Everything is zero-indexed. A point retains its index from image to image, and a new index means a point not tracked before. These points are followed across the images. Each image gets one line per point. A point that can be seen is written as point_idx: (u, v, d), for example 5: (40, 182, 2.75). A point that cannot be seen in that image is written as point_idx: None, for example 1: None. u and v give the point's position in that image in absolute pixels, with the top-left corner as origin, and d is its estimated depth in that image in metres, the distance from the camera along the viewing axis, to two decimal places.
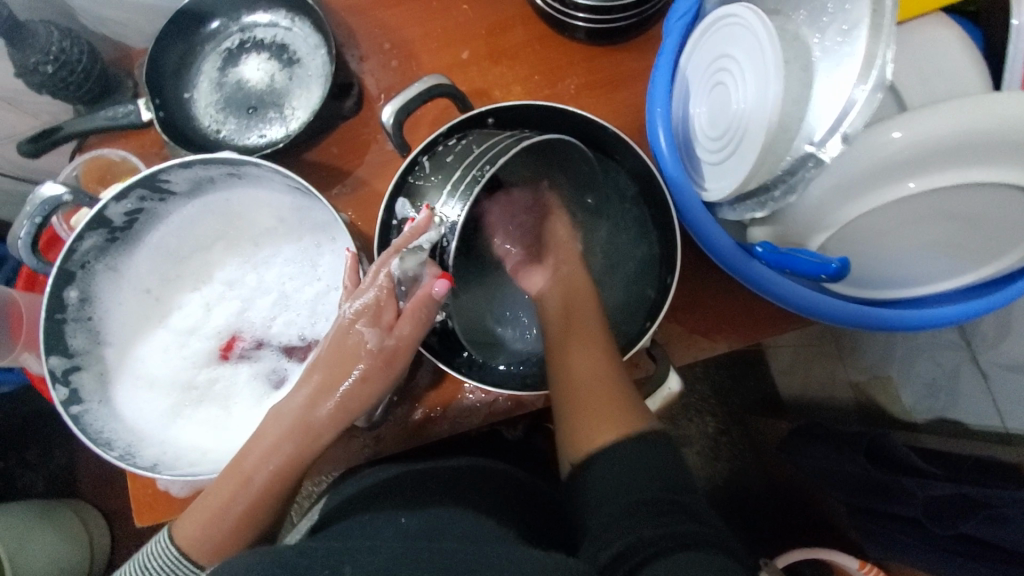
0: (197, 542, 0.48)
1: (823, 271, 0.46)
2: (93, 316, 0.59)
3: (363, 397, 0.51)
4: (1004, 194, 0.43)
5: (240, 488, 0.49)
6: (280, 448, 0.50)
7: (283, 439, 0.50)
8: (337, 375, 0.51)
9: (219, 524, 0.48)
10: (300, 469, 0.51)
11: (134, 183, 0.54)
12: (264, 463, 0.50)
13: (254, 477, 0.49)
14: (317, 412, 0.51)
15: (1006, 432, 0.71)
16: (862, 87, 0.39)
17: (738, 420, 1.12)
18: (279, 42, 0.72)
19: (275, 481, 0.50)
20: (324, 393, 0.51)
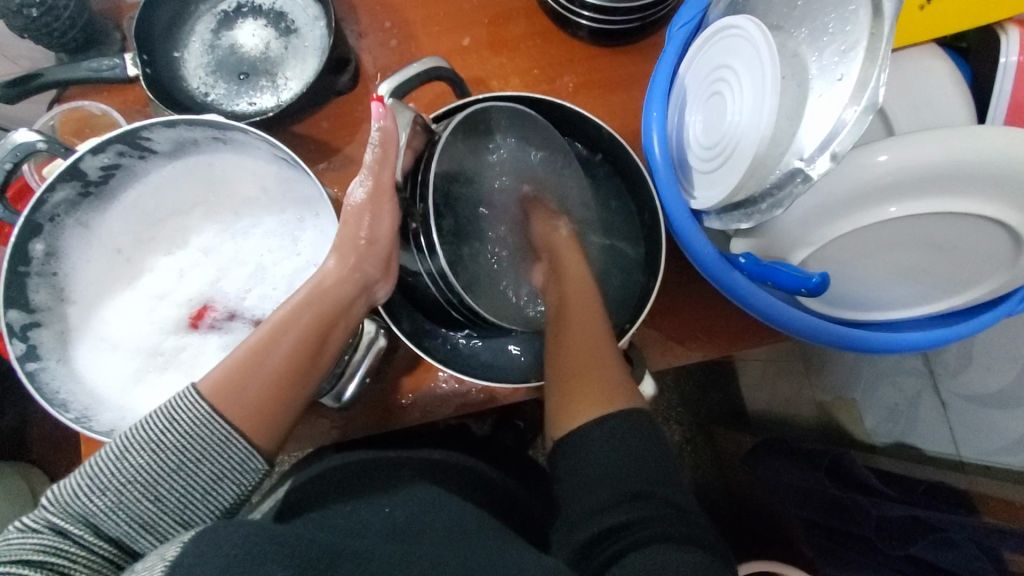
0: (226, 397, 0.44)
1: (803, 285, 0.46)
2: (58, 272, 0.56)
3: (374, 263, 0.52)
4: (975, 225, 0.45)
5: (273, 344, 0.47)
6: (306, 313, 0.49)
7: (306, 307, 0.49)
8: (352, 248, 0.51)
9: (251, 379, 0.46)
10: (326, 331, 0.49)
11: (113, 138, 0.52)
12: (295, 323, 0.48)
13: (282, 336, 0.47)
14: (337, 282, 0.50)
15: (959, 459, 0.75)
16: (853, 109, 0.39)
17: (704, 428, 1.11)
18: (277, 10, 0.70)
19: (302, 343, 0.48)
20: (343, 255, 0.51)
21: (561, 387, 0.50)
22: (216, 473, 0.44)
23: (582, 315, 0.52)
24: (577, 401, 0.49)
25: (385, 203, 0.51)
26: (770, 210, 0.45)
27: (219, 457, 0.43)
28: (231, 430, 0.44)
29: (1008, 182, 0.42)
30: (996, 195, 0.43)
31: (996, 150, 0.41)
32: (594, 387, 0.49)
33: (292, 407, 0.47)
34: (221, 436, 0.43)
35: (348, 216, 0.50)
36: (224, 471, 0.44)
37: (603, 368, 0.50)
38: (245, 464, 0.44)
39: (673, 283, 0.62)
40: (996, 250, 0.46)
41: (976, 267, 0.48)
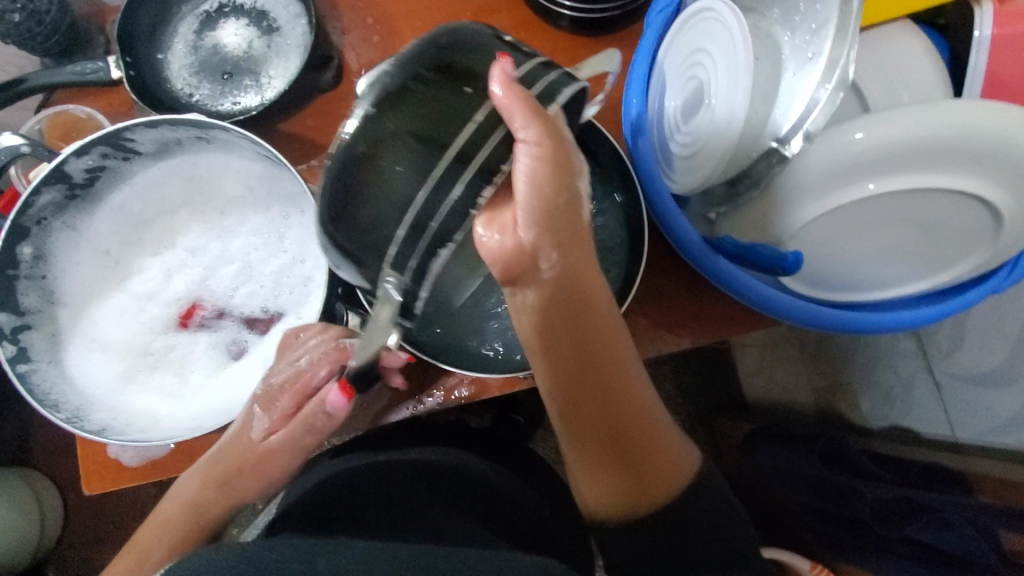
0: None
1: (779, 264, 0.47)
2: (47, 275, 0.57)
3: (273, 474, 0.55)
4: (953, 200, 0.46)
5: (150, 544, 0.53)
6: (182, 524, 0.54)
7: (181, 516, 0.55)
8: (260, 470, 0.55)
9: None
10: (202, 534, 0.55)
11: (96, 140, 0.52)
12: (170, 527, 0.54)
13: (159, 537, 0.54)
14: (208, 506, 0.55)
15: (955, 440, 0.75)
16: (825, 87, 0.40)
17: (703, 420, 1.05)
18: (258, 9, 0.70)
19: (178, 544, 0.53)
20: (232, 467, 0.55)
21: (615, 442, 0.47)
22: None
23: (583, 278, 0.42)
24: (637, 451, 0.48)
25: (283, 458, 0.55)
26: (749, 191, 0.46)
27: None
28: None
29: (984, 156, 0.42)
30: (974, 170, 0.43)
31: (974, 124, 0.41)
32: (643, 462, 0.48)
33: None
34: None
35: (247, 445, 0.55)
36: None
37: (640, 425, 0.48)
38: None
39: (661, 271, 0.62)
40: (976, 226, 0.47)
41: (957, 244, 0.48)
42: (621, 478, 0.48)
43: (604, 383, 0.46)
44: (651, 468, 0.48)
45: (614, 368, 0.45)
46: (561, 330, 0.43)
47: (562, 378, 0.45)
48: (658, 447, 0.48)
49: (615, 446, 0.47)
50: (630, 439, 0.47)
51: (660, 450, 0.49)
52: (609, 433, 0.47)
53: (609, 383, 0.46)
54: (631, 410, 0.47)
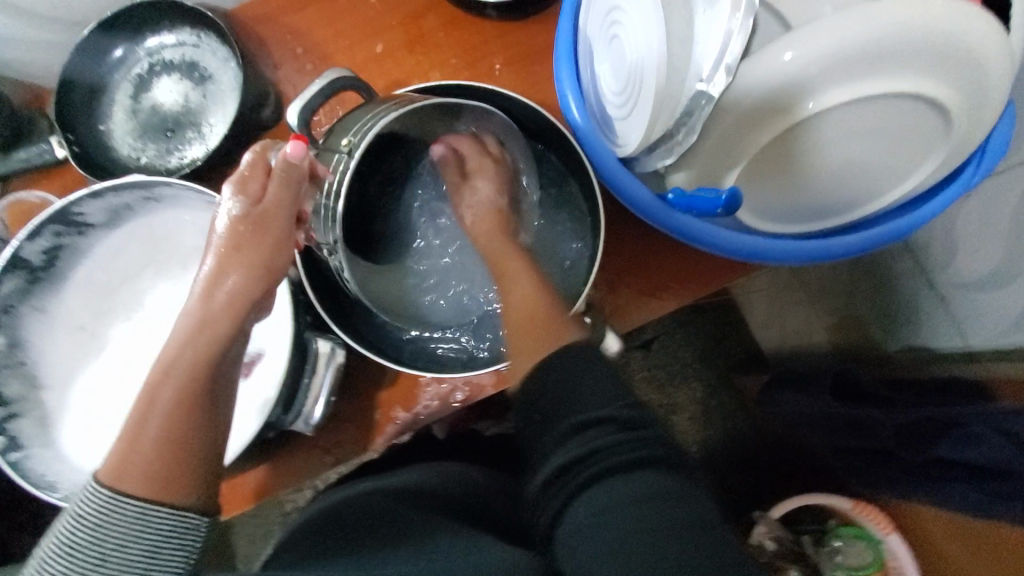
0: (121, 476, 0.41)
1: (717, 205, 0.45)
2: (26, 361, 0.58)
3: (270, 265, 0.46)
4: (904, 102, 0.44)
5: (157, 391, 0.43)
6: (186, 356, 0.43)
7: (185, 346, 0.43)
8: (243, 255, 0.45)
9: (139, 444, 0.41)
10: (214, 371, 0.44)
11: (44, 219, 0.53)
12: (174, 372, 0.43)
13: (162, 387, 0.42)
14: (211, 319, 0.44)
15: (969, 349, 0.72)
16: (735, 17, 0.41)
17: (723, 378, 1.10)
18: (188, 60, 0.70)
19: (190, 380, 0.43)
20: (214, 282, 0.45)
21: (514, 327, 0.45)
22: (150, 549, 0.40)
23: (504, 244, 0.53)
24: (528, 333, 0.43)
25: (271, 226, 0.46)
26: (687, 137, 0.45)
27: (144, 535, 0.40)
28: (143, 505, 0.40)
29: (920, 51, 0.41)
30: (914, 66, 0.41)
31: (898, 18, 0.39)
32: (527, 323, 0.44)
33: (190, 456, 0.42)
34: (135, 514, 0.40)
35: (229, 238, 0.45)
36: (157, 543, 0.41)
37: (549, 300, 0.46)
38: (175, 529, 0.41)
39: (627, 238, 0.61)
40: (930, 125, 0.45)
41: (915, 148, 0.46)
42: (527, 333, 0.43)
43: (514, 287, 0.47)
44: (530, 334, 0.43)
45: (517, 274, 0.48)
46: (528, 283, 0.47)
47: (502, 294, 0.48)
48: (541, 321, 0.43)
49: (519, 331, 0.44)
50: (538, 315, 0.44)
51: (547, 317, 0.44)
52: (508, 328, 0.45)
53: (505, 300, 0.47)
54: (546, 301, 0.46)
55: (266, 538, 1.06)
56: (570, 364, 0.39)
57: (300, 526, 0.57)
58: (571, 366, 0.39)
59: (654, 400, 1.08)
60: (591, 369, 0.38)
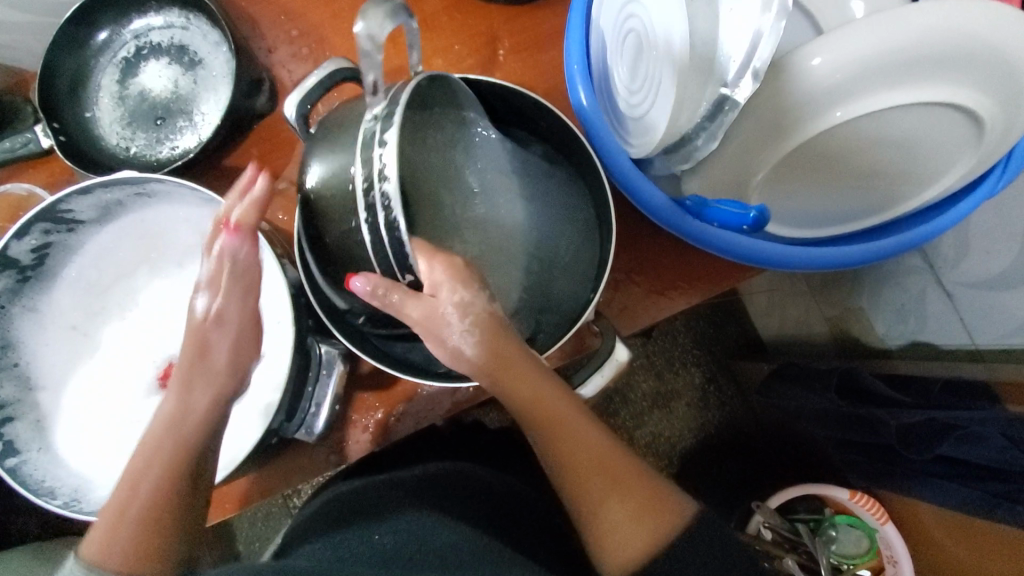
0: (107, 556, 0.41)
1: (744, 222, 0.44)
2: (20, 362, 0.56)
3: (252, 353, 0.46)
4: (929, 111, 0.43)
5: (139, 477, 0.42)
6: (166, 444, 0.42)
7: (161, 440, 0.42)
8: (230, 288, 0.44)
9: (121, 530, 0.41)
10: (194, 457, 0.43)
11: (32, 218, 0.51)
12: (154, 460, 0.42)
13: (145, 453, 0.42)
14: (185, 422, 0.43)
15: (975, 348, 0.72)
16: (767, 16, 0.38)
17: (722, 365, 1.10)
18: (177, 44, 0.67)
19: (169, 476, 0.42)
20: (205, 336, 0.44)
21: (593, 503, 0.47)
22: None
23: (532, 373, 0.45)
24: (630, 518, 0.47)
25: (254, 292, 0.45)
26: (706, 143, 0.43)
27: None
28: None
29: (951, 59, 0.40)
30: (943, 75, 0.41)
31: (931, 26, 0.38)
32: (627, 504, 0.47)
33: (181, 493, 0.42)
34: None
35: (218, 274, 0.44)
36: None
37: (624, 462, 0.48)
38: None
39: (635, 236, 0.59)
40: (959, 135, 0.44)
41: (939, 156, 0.45)
42: (623, 522, 0.46)
43: (585, 449, 0.47)
44: (640, 520, 0.47)
45: (577, 428, 0.47)
46: (541, 396, 0.46)
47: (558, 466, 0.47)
48: (639, 499, 0.47)
49: (599, 496, 0.47)
50: (624, 488, 0.47)
51: (648, 500, 0.47)
52: (580, 499, 0.47)
53: (565, 451, 0.47)
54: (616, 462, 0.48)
55: (266, 520, 1.07)
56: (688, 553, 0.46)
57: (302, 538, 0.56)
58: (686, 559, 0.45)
59: (654, 388, 1.08)
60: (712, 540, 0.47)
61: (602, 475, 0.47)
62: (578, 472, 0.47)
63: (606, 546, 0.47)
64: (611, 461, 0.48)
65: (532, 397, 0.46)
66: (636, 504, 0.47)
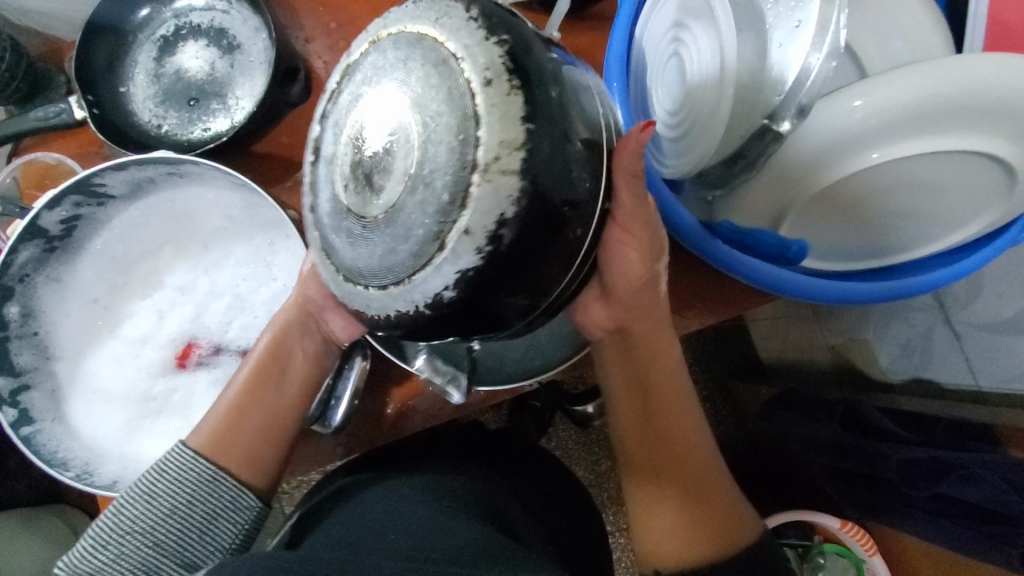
0: (216, 448, 0.49)
1: (784, 253, 0.47)
2: (39, 331, 0.57)
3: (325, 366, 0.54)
4: (963, 158, 0.44)
5: (256, 399, 0.51)
6: (281, 393, 0.52)
7: (283, 385, 0.52)
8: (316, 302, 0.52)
9: (237, 432, 0.50)
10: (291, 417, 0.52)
11: (64, 190, 0.51)
12: (262, 396, 0.51)
13: (262, 390, 0.51)
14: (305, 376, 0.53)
15: (977, 390, 0.72)
16: (817, 55, 0.39)
17: (722, 386, 1.10)
18: (217, 27, 0.67)
19: (281, 414, 0.51)
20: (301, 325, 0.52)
21: (667, 489, 0.49)
22: (208, 514, 0.47)
23: (665, 349, 0.50)
24: (696, 518, 0.48)
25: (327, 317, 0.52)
26: None
27: (206, 500, 0.47)
28: (216, 471, 0.48)
29: (992, 111, 0.40)
30: (983, 126, 0.41)
31: (977, 77, 0.39)
32: (699, 502, 0.49)
33: (277, 444, 0.51)
34: (208, 477, 0.48)
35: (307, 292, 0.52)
36: (213, 517, 0.47)
37: (709, 468, 0.51)
38: (235, 503, 0.48)
39: (657, 254, 0.60)
40: (990, 184, 0.45)
41: (969, 202, 0.46)
42: (691, 516, 0.49)
43: (680, 431, 0.50)
44: (704, 521, 0.48)
45: (676, 408, 0.50)
46: (654, 362, 0.50)
47: (644, 439, 0.51)
48: (709, 504, 0.49)
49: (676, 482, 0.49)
50: (699, 485, 0.50)
51: (718, 506, 0.49)
52: (659, 481, 0.50)
53: (659, 423, 0.50)
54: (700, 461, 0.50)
55: None
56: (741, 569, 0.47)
57: (308, 531, 0.56)
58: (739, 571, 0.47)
59: None
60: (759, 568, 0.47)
61: (683, 474, 0.49)
62: (665, 453, 0.50)
63: (660, 530, 0.49)
64: (695, 455, 0.50)
65: (650, 357, 0.50)
66: (706, 507, 0.49)
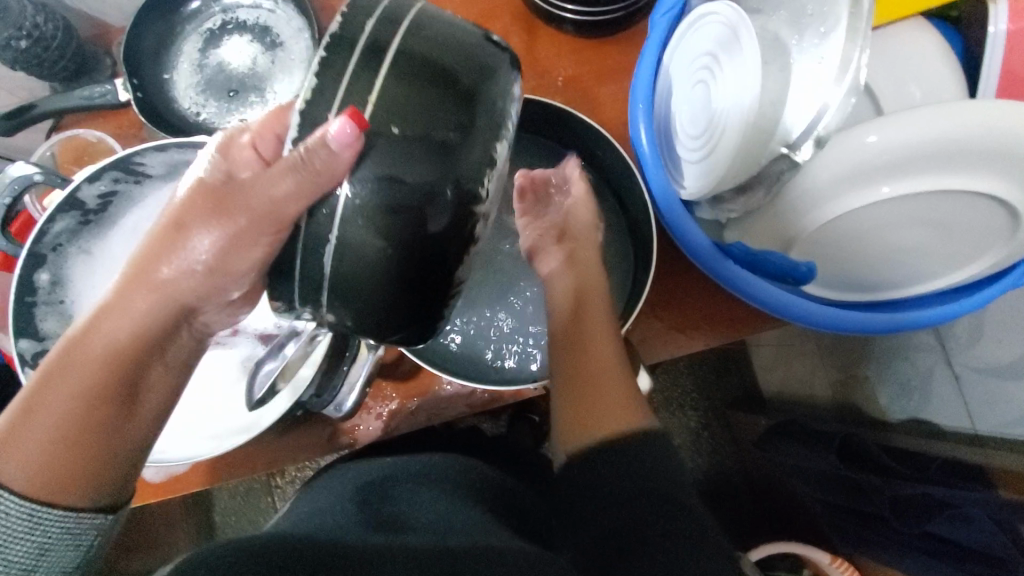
0: (18, 456, 0.37)
1: (792, 275, 0.49)
2: (65, 300, 0.58)
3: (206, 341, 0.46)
4: (965, 200, 0.46)
5: (75, 386, 0.39)
6: (121, 371, 0.40)
7: (122, 356, 0.40)
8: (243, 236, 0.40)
9: (52, 441, 0.38)
10: (138, 407, 0.42)
11: (106, 165, 0.53)
12: (88, 379, 0.39)
13: (84, 366, 0.39)
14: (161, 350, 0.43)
15: (975, 432, 0.74)
16: (836, 90, 0.40)
17: (720, 414, 1.11)
18: (261, 24, 0.70)
19: (117, 402, 0.40)
20: (181, 249, 0.41)
21: (580, 384, 0.47)
22: (35, 550, 0.36)
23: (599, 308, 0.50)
24: (600, 407, 0.45)
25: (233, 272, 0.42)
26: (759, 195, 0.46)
27: (30, 535, 0.36)
28: (27, 499, 0.36)
29: (1000, 156, 0.42)
30: (991, 168, 0.43)
31: (987, 122, 0.41)
32: (599, 400, 0.46)
33: (116, 443, 0.40)
34: (20, 508, 0.36)
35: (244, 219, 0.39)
36: (45, 543, 0.37)
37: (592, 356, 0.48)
38: (72, 532, 0.38)
39: (668, 274, 0.61)
40: (992, 226, 0.47)
41: (971, 243, 0.48)
42: (590, 408, 0.45)
43: (600, 352, 0.48)
44: (607, 410, 0.45)
45: (599, 331, 0.49)
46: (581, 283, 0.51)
47: (566, 366, 0.48)
48: (601, 396, 0.46)
49: (582, 383, 0.47)
50: (593, 375, 0.47)
51: (614, 395, 0.46)
52: (569, 384, 0.47)
53: (582, 351, 0.48)
54: (611, 375, 0.47)
55: (245, 495, 1.07)
56: (623, 457, 0.42)
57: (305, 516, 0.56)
58: (622, 459, 0.42)
59: None
60: (650, 455, 0.43)
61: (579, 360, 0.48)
62: (582, 364, 0.47)
63: (572, 411, 0.46)
64: (613, 367, 0.47)
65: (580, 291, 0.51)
66: (607, 399, 0.46)
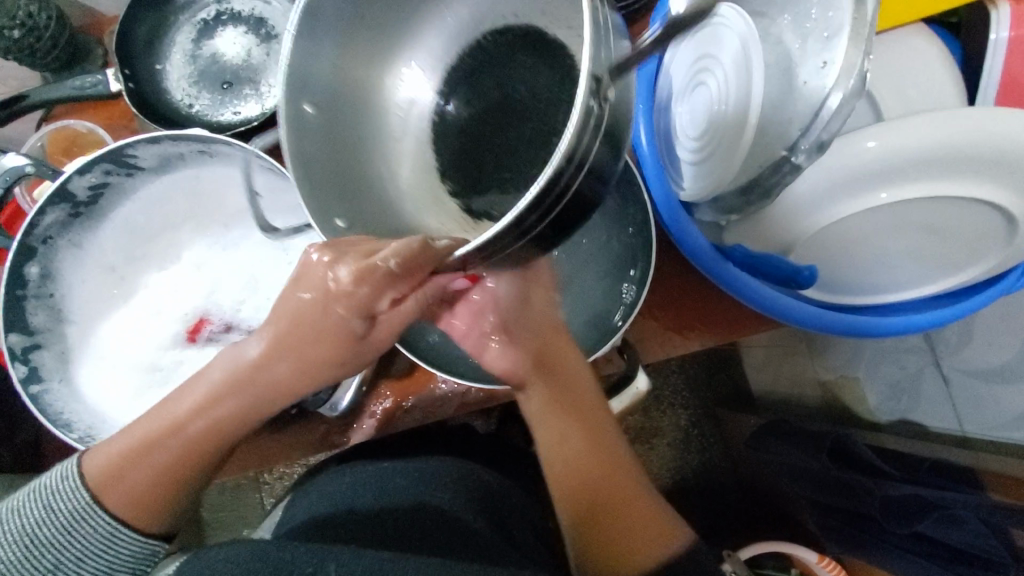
0: (110, 486, 0.41)
1: (794, 277, 0.48)
2: (55, 293, 0.57)
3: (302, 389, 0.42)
4: (959, 205, 0.46)
5: (183, 426, 0.41)
6: (230, 412, 0.41)
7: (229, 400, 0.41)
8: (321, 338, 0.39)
9: (142, 471, 0.41)
10: (230, 438, 0.43)
11: (97, 157, 0.52)
12: (201, 418, 0.41)
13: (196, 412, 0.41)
14: (260, 381, 0.41)
15: (963, 434, 0.75)
16: (838, 93, 0.40)
17: (710, 412, 1.11)
18: (256, 16, 0.69)
19: (208, 449, 0.42)
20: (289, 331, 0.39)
21: (603, 520, 0.46)
22: (104, 566, 0.42)
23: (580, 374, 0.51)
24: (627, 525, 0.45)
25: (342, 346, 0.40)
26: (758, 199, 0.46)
27: (102, 554, 0.42)
28: (115, 524, 0.42)
29: (998, 164, 0.43)
30: (988, 175, 0.44)
31: (986, 129, 0.41)
32: (626, 511, 0.46)
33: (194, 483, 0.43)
34: (105, 529, 0.42)
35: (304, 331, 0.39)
36: (112, 563, 0.42)
37: (629, 486, 0.47)
38: (138, 552, 0.43)
39: (665, 274, 0.61)
40: (987, 232, 0.47)
41: (966, 248, 0.49)
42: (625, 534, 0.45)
43: (608, 480, 0.48)
44: (641, 535, 0.45)
45: (593, 431, 0.49)
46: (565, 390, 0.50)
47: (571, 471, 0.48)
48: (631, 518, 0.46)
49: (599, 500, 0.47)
50: (624, 497, 0.47)
51: (644, 513, 0.46)
52: (586, 512, 0.47)
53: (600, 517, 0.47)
54: (626, 474, 0.48)
55: (234, 491, 1.07)
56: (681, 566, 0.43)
57: (298, 513, 0.56)
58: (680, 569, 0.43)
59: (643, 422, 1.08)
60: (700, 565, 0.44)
61: (606, 482, 0.47)
62: (595, 468, 0.48)
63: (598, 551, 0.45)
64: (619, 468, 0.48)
65: (577, 380, 0.51)
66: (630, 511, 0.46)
